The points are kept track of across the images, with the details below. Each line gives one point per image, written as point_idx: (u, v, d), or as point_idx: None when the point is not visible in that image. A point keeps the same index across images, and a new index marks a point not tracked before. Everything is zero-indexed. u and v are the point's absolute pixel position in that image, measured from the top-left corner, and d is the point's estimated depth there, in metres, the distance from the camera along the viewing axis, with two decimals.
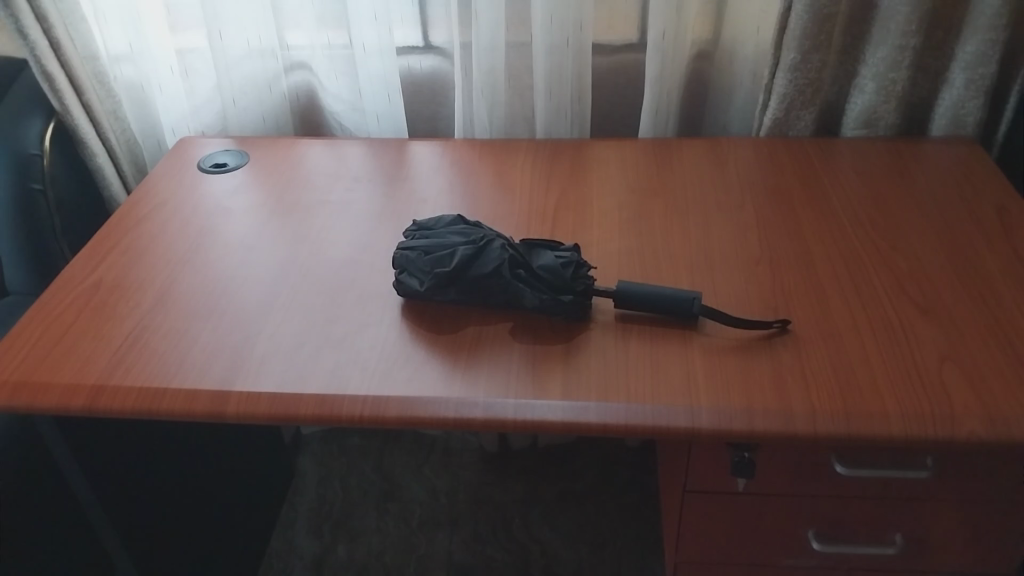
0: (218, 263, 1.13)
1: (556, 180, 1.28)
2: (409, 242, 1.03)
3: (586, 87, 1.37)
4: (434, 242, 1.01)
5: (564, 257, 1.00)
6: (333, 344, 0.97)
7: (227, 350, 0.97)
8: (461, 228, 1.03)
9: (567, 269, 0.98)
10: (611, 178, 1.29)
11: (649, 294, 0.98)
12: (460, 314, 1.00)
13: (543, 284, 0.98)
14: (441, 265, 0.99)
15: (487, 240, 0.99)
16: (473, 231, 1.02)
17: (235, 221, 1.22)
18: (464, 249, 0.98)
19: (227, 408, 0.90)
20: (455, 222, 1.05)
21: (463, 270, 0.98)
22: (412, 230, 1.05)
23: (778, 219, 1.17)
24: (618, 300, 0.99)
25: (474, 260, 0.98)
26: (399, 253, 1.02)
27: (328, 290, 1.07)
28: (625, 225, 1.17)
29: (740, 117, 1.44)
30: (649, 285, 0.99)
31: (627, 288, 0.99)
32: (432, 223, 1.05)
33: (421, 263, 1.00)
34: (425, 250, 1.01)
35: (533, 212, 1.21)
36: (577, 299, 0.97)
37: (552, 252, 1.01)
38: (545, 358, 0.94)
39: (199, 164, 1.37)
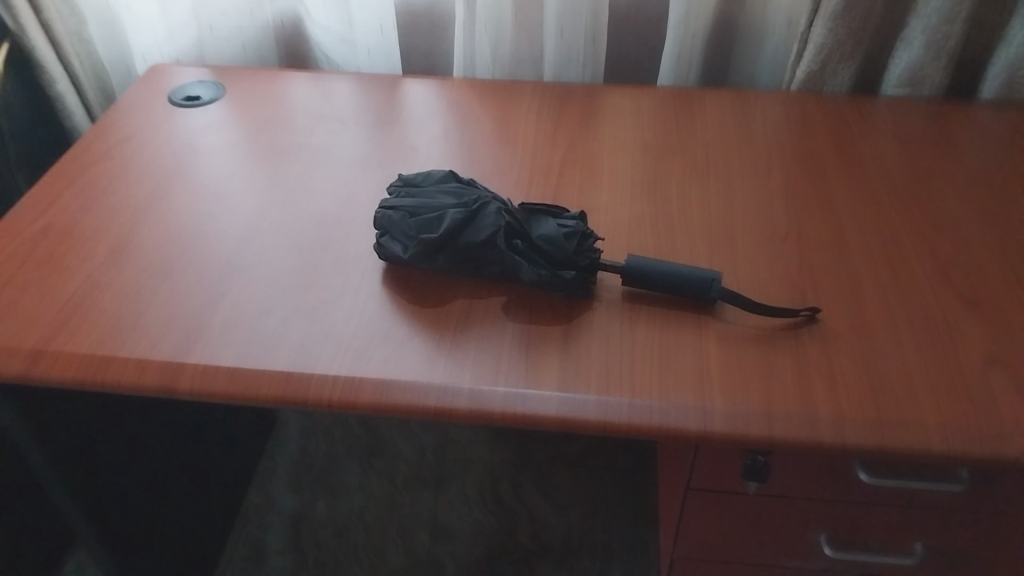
0: (183, 211, 1.02)
1: (563, 131, 1.16)
2: (393, 200, 0.90)
3: (603, 25, 1.23)
4: (421, 202, 0.89)
5: (568, 225, 0.87)
6: (304, 313, 0.87)
7: (184, 315, 0.87)
8: (452, 188, 0.90)
9: (570, 242, 0.86)
10: (624, 132, 1.16)
11: (663, 273, 0.87)
12: (448, 286, 0.89)
13: (542, 257, 0.86)
14: (428, 230, 0.87)
15: (482, 204, 0.87)
16: (466, 193, 0.89)
17: (205, 162, 1.10)
18: (453, 215, 0.86)
19: (181, 384, 0.80)
20: (446, 179, 0.92)
21: (453, 237, 0.87)
22: (397, 186, 0.92)
23: (809, 187, 1.05)
24: (626, 277, 0.88)
25: (465, 226, 0.87)
26: (381, 211, 0.90)
27: (303, 249, 0.96)
28: (638, 186, 1.05)
29: (770, 71, 1.30)
30: (663, 262, 0.88)
31: (637, 265, 0.87)
32: (420, 179, 0.93)
33: (405, 227, 0.88)
34: (410, 210, 0.89)
35: (537, 167, 1.09)
36: (580, 276, 0.86)
37: (556, 219, 0.88)
38: (542, 340, 0.84)
39: (170, 97, 1.24)
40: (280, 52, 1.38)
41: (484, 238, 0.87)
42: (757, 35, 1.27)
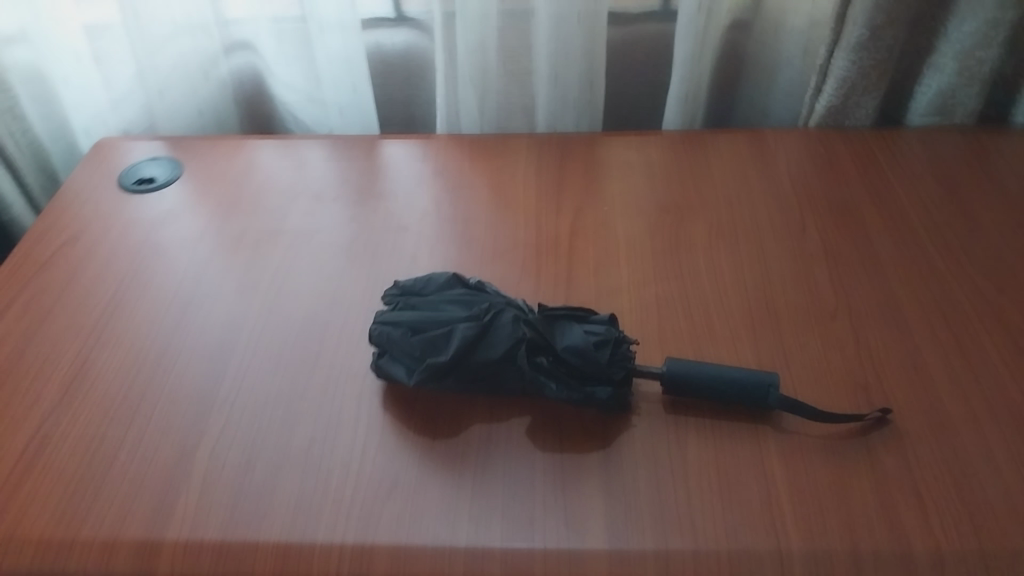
0: (144, 329, 0.89)
1: (568, 194, 1.03)
2: (390, 312, 0.77)
3: (600, 67, 1.10)
4: (424, 313, 0.76)
5: (598, 332, 0.74)
6: (297, 460, 0.76)
7: (155, 476, 0.75)
8: (459, 294, 0.77)
9: (602, 353, 0.73)
10: (635, 189, 1.03)
11: (710, 379, 0.75)
12: (461, 410, 0.78)
13: (569, 372, 0.74)
14: (434, 349, 0.74)
15: (496, 316, 0.74)
16: (475, 300, 0.76)
17: (166, 261, 0.97)
18: (463, 332, 0.73)
19: (159, 565, 0.69)
20: (449, 282, 0.79)
21: (464, 356, 0.74)
22: (392, 294, 0.79)
23: (849, 246, 0.93)
24: (666, 385, 0.76)
25: (477, 342, 0.74)
26: (377, 326, 0.77)
27: (288, 369, 0.83)
28: (660, 259, 0.93)
29: (784, 106, 1.18)
30: (709, 364, 0.76)
31: (678, 369, 0.75)
32: (419, 284, 0.79)
33: (407, 346, 0.75)
34: (411, 325, 0.75)
35: (544, 242, 0.96)
36: (615, 392, 0.74)
37: (583, 324, 0.75)
38: (578, 473, 0.73)
39: (120, 180, 1.09)
40: (241, 113, 1.25)
41: (501, 355, 0.74)
42: (767, 67, 1.15)
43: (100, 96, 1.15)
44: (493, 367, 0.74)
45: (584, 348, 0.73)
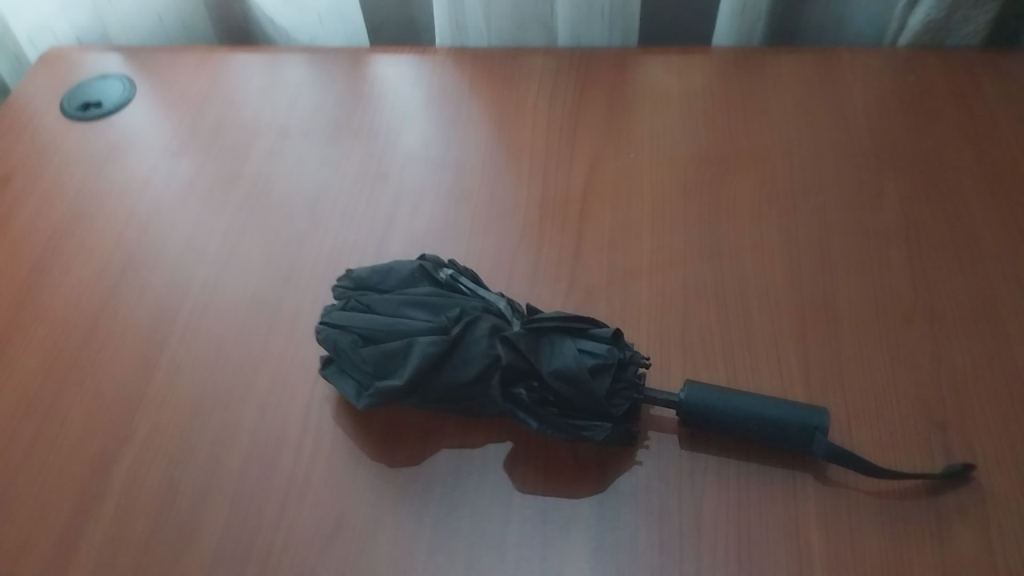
0: (73, 297, 0.75)
1: (585, 134, 0.84)
2: (339, 313, 0.61)
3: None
4: (380, 318, 0.60)
5: (596, 352, 0.58)
6: (229, 482, 0.63)
7: (66, 494, 0.63)
8: (425, 295, 0.61)
9: (600, 381, 0.57)
10: (669, 130, 0.83)
11: (737, 416, 0.59)
12: (431, 429, 0.64)
13: (556, 403, 0.58)
14: (390, 365, 0.59)
15: (467, 330, 0.59)
16: (444, 303, 0.61)
17: (105, 212, 0.82)
18: (424, 348, 0.58)
19: None
20: (416, 275, 0.63)
21: (428, 376, 0.59)
22: (343, 288, 0.63)
23: (938, 220, 0.73)
24: (683, 416, 0.60)
25: (443, 362, 0.59)
26: (322, 330, 0.61)
27: (229, 360, 0.69)
28: (692, 231, 0.75)
29: (868, 15, 0.95)
30: (736, 393, 0.60)
31: (699, 400, 0.60)
32: (379, 275, 0.63)
33: (357, 360, 0.59)
34: (364, 332, 0.60)
35: (550, 201, 0.78)
36: (616, 428, 0.58)
37: (578, 338, 0.59)
38: (564, 525, 0.58)
39: (61, 105, 0.93)
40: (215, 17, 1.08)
41: (473, 377, 0.58)
42: None
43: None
44: (463, 390, 0.59)
45: (576, 375, 0.56)
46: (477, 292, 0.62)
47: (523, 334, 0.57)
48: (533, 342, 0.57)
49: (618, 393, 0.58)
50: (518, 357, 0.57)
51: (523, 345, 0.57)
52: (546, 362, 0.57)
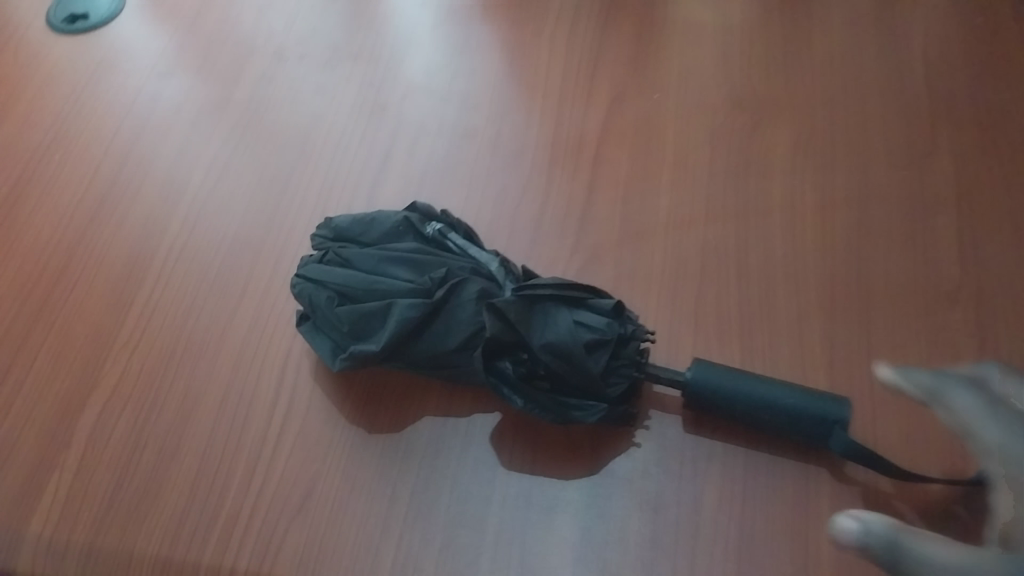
0: (46, 230, 0.70)
1: (605, 69, 0.75)
2: (315, 266, 0.57)
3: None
4: (358, 274, 0.55)
5: (593, 325, 0.53)
6: (197, 441, 0.58)
7: (27, 445, 0.60)
8: (409, 252, 0.57)
9: (596, 358, 0.52)
10: (701, 67, 0.75)
11: (748, 402, 0.53)
12: (413, 393, 0.59)
13: (546, 378, 0.53)
14: (366, 327, 0.54)
15: (451, 293, 0.54)
16: (428, 262, 0.56)
17: (86, 135, 0.76)
18: (403, 311, 0.53)
19: (15, 566, 0.55)
20: (401, 229, 0.58)
21: (407, 340, 0.54)
22: (323, 238, 0.59)
23: (996, 185, 0.65)
24: (688, 397, 0.54)
25: (425, 326, 0.54)
26: (297, 284, 0.56)
27: (206, 308, 0.65)
28: (717, 186, 0.67)
29: None
30: (751, 376, 0.54)
31: (708, 382, 0.53)
32: (361, 227, 0.59)
33: (331, 319, 0.54)
34: (340, 288, 0.55)
35: (562, 144, 0.71)
36: (610, 409, 0.53)
37: (576, 308, 0.53)
38: (550, 509, 0.54)
39: (47, 16, 0.86)
40: None
41: (456, 345, 0.54)
42: None
43: None
44: (444, 358, 0.55)
45: (568, 351, 0.51)
46: (466, 251, 0.57)
47: (513, 301, 0.52)
48: (524, 311, 0.52)
49: (614, 371, 0.53)
50: (506, 327, 0.52)
51: (512, 315, 0.52)
52: (537, 334, 0.52)
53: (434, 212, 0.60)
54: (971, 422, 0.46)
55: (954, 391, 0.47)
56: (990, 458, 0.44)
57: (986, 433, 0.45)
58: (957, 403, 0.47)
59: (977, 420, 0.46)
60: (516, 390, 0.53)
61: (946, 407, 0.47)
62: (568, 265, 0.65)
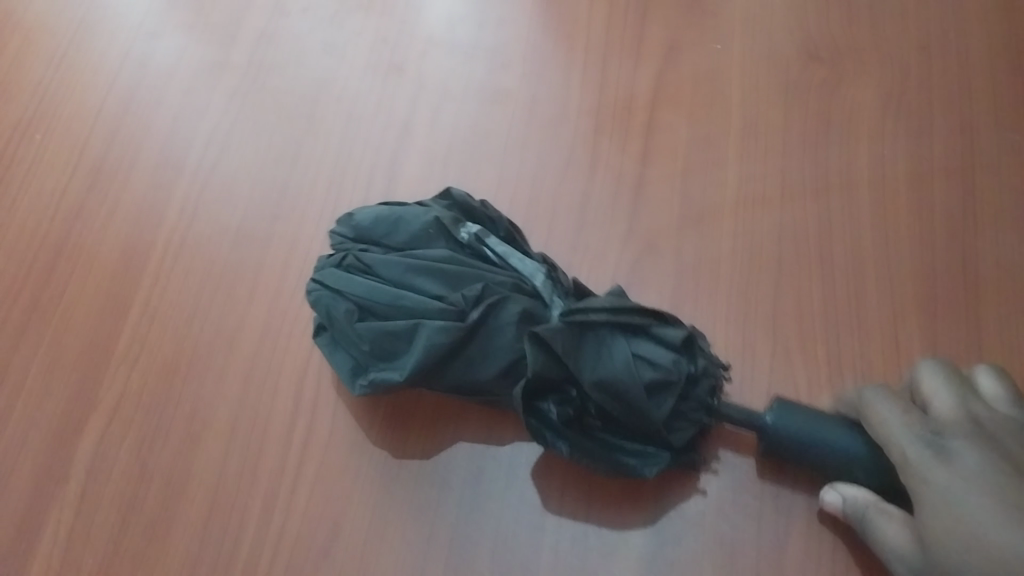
0: (30, 221, 0.63)
1: (658, 14, 0.65)
2: (333, 272, 0.49)
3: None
4: (382, 286, 0.48)
5: (656, 361, 0.46)
6: (209, 472, 0.52)
7: (22, 476, 0.53)
8: (441, 260, 0.49)
9: (658, 400, 0.46)
10: (771, 9, 0.64)
11: (822, 457, 0.45)
12: (449, 416, 0.52)
13: (597, 418, 0.47)
14: (391, 349, 0.47)
15: (489, 314, 0.47)
16: (463, 274, 0.48)
17: (70, 107, 0.68)
18: (432, 337, 0.46)
19: None
20: (431, 231, 0.50)
21: (438, 368, 0.47)
22: (342, 239, 0.51)
23: None
24: (765, 443, 0.46)
25: (460, 353, 0.47)
26: (313, 291, 0.49)
27: (211, 313, 0.57)
28: (793, 158, 0.58)
29: None
30: (828, 420, 0.46)
31: (790, 429, 0.46)
32: (385, 226, 0.51)
33: (351, 336, 0.48)
34: (361, 301, 0.48)
35: (610, 109, 0.61)
36: (670, 456, 0.46)
37: (635, 339, 0.47)
38: (611, 555, 0.47)
39: None
40: None
41: (493, 376, 0.47)
42: None
43: None
44: (479, 389, 0.48)
45: (625, 391, 0.45)
46: (507, 261, 0.50)
47: (562, 332, 0.45)
48: (574, 343, 0.46)
49: (678, 413, 0.47)
50: (552, 361, 0.45)
51: (560, 347, 0.45)
52: (589, 371, 0.45)
53: (472, 209, 0.52)
54: (887, 437, 0.42)
55: (874, 400, 0.44)
56: (903, 472, 0.41)
57: (901, 449, 0.42)
58: (877, 414, 0.43)
59: (892, 431, 0.42)
60: (562, 434, 0.47)
61: (866, 414, 0.44)
62: (621, 255, 0.56)
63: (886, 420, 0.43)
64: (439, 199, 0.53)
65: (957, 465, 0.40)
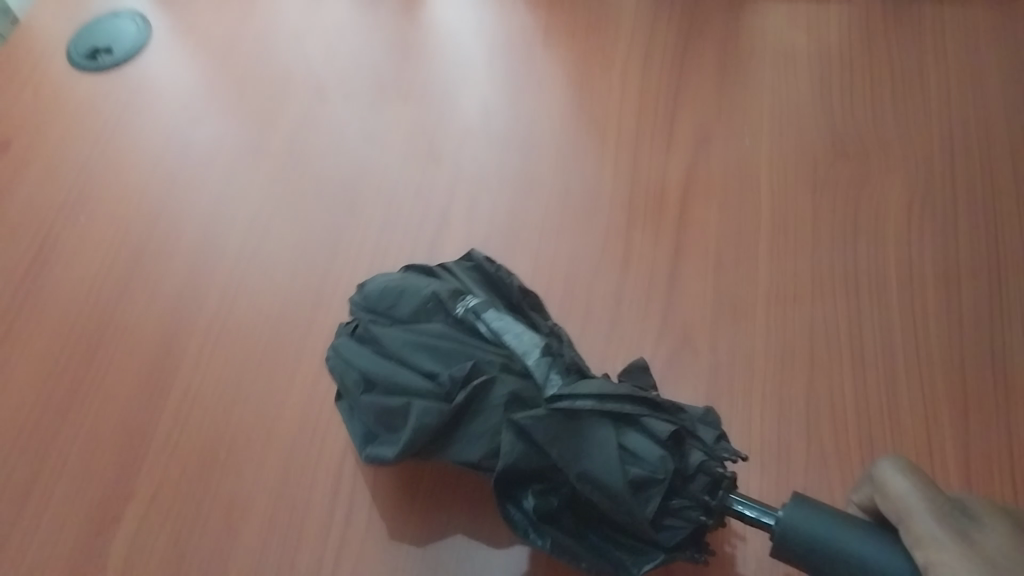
0: (74, 296, 0.65)
1: (686, 111, 0.67)
2: (344, 342, 0.52)
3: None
4: (382, 359, 0.50)
5: (643, 455, 0.45)
6: (244, 565, 0.52)
7: (60, 560, 0.54)
8: (436, 336, 0.50)
9: (644, 496, 0.44)
10: (797, 109, 0.66)
11: (836, 567, 0.41)
12: (486, 513, 0.52)
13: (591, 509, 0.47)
14: (388, 424, 0.49)
15: (476, 398, 0.48)
16: (457, 352, 0.49)
17: (112, 191, 0.70)
18: (418, 417, 0.47)
19: None
20: (430, 305, 0.52)
21: (429, 447, 0.48)
22: (358, 306, 0.54)
23: None
24: (777, 543, 0.43)
25: (450, 432, 0.48)
26: (331, 358, 0.53)
27: (251, 400, 0.58)
28: (822, 255, 0.59)
29: None
30: (846, 524, 0.42)
31: (805, 522, 0.42)
32: (391, 299, 0.53)
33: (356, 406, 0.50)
34: (363, 374, 0.50)
35: (641, 202, 0.63)
36: (662, 555, 0.45)
37: (624, 429, 0.46)
38: None
39: (67, 52, 0.80)
40: None
41: (480, 458, 0.47)
42: None
43: None
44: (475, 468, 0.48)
45: (605, 484, 0.44)
46: (500, 336, 0.50)
47: (542, 419, 0.45)
48: (557, 430, 0.45)
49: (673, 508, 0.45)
50: (532, 447, 0.46)
51: (538, 434, 0.45)
52: (571, 462, 0.45)
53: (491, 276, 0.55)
54: (909, 509, 0.41)
55: (890, 473, 0.42)
56: (922, 548, 0.39)
57: (919, 524, 0.40)
58: (896, 486, 0.42)
59: (912, 502, 0.41)
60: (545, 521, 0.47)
61: (880, 490, 0.43)
62: (655, 350, 0.57)
63: (901, 494, 0.41)
64: (463, 262, 0.57)
65: (988, 537, 0.39)
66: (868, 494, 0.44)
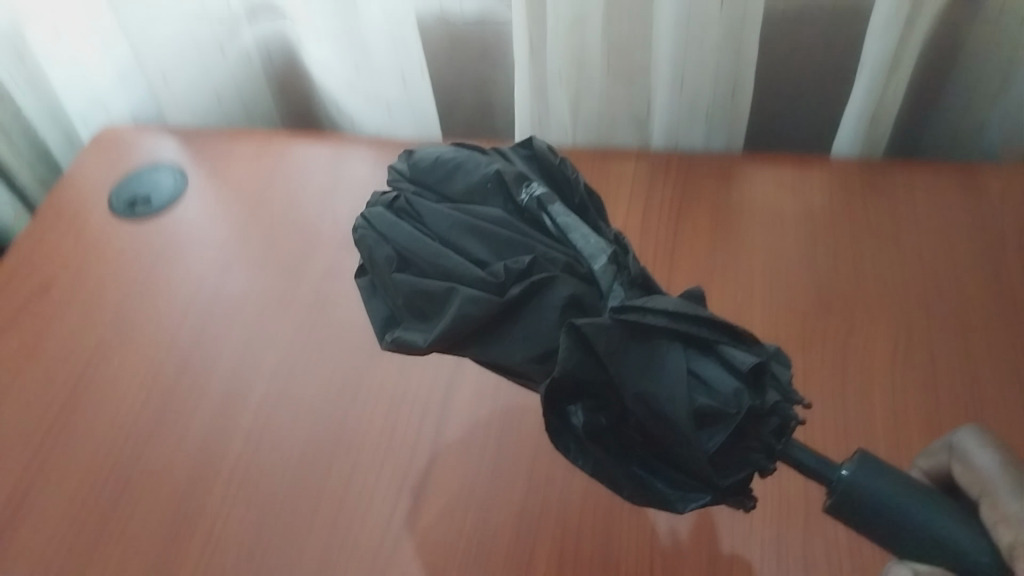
0: (110, 429, 0.68)
1: (683, 267, 0.73)
2: (381, 215, 0.52)
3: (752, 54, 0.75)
4: (428, 240, 0.51)
5: (714, 387, 0.45)
6: None
7: None
8: (493, 223, 0.51)
9: (708, 432, 0.44)
10: (783, 267, 0.72)
11: (900, 528, 0.45)
12: None
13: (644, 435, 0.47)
14: (423, 305, 0.49)
15: (530, 288, 0.47)
16: (513, 243, 0.50)
17: (148, 331, 0.75)
18: (463, 304, 0.47)
19: None
20: (490, 186, 0.53)
21: (468, 336, 0.48)
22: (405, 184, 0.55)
23: None
24: (836, 494, 0.46)
25: (494, 328, 0.48)
26: (361, 228, 0.52)
27: (273, 538, 0.61)
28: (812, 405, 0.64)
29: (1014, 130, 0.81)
30: (918, 495, 0.46)
31: (873, 485, 0.45)
32: (445, 176, 0.54)
33: (388, 283, 0.50)
34: (401, 251, 0.51)
35: None
36: (711, 495, 0.46)
37: (694, 355, 0.46)
38: None
39: (110, 199, 0.86)
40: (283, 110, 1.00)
41: (522, 359, 0.47)
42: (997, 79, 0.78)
43: (103, 68, 0.94)
44: (516, 371, 0.48)
45: (664, 411, 0.44)
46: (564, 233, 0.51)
47: (607, 330, 0.44)
48: (624, 344, 0.44)
49: (735, 443, 0.45)
50: (592, 358, 0.45)
51: (602, 349, 0.44)
52: (633, 382, 0.44)
53: (547, 165, 0.56)
54: (992, 485, 0.46)
55: (979, 452, 0.47)
56: (1006, 525, 0.44)
57: (1004, 499, 0.45)
58: (982, 463, 0.47)
59: (995, 480, 0.46)
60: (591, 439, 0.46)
61: (964, 461, 0.48)
62: None
63: (987, 467, 0.47)
64: (521, 148, 0.57)
65: None
66: (943, 460, 0.50)
